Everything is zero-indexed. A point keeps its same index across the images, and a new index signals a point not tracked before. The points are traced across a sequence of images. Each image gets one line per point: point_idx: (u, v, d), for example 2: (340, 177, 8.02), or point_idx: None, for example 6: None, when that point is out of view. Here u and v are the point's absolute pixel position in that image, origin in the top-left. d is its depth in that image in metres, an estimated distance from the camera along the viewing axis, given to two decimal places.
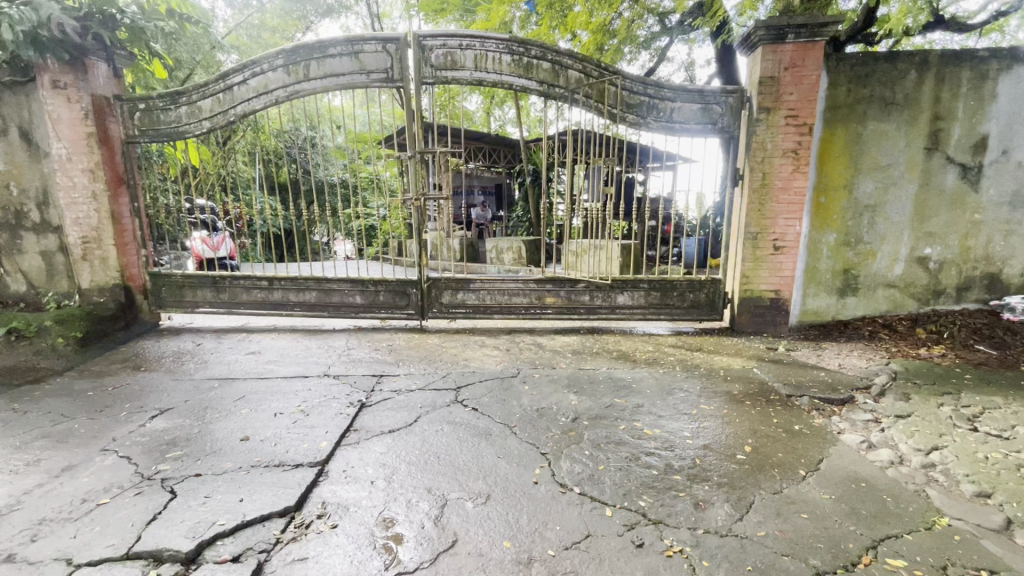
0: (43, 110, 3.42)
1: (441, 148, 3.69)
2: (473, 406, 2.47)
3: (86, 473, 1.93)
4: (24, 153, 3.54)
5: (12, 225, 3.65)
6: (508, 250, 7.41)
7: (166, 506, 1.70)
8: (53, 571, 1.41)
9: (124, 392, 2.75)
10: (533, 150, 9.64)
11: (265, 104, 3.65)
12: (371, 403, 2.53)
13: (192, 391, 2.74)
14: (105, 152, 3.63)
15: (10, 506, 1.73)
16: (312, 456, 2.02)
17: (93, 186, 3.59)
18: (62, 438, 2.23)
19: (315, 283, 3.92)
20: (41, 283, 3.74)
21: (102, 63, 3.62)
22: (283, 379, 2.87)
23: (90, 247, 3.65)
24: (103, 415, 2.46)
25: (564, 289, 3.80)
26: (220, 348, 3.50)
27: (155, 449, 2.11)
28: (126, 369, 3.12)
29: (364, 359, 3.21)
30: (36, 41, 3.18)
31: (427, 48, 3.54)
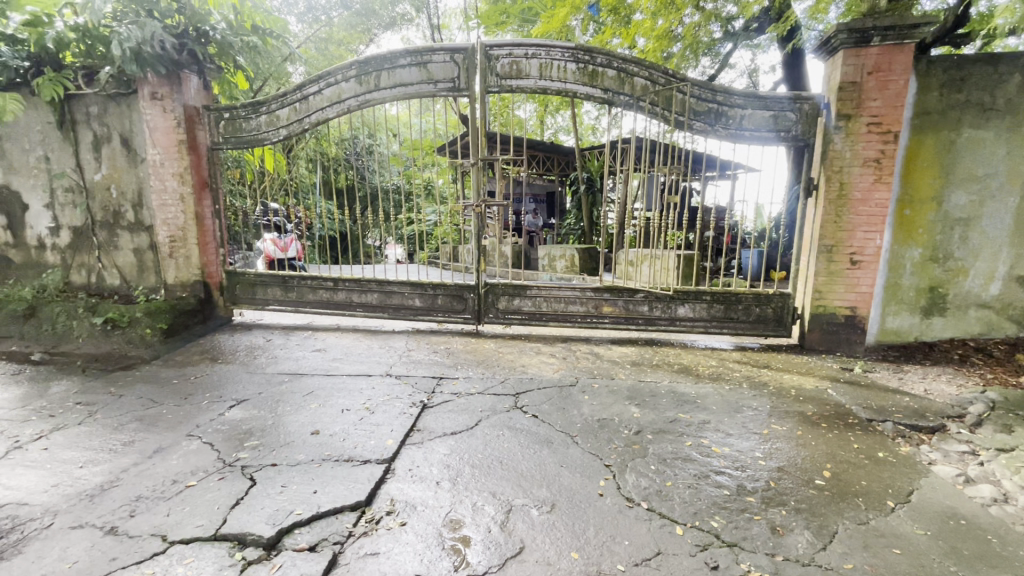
0: (143, 119, 3.74)
1: (504, 156, 3.73)
2: (533, 413, 2.46)
3: (174, 456, 2.07)
4: (123, 159, 3.88)
5: (111, 224, 3.99)
6: (561, 258, 7.39)
7: (247, 493, 1.79)
8: (151, 546, 1.52)
9: (204, 381, 2.94)
10: (587, 158, 9.59)
11: (338, 112, 3.82)
12: (432, 404, 2.57)
13: (265, 384, 2.88)
14: (193, 157, 3.91)
15: (111, 482, 1.88)
16: (379, 453, 2.07)
17: (181, 189, 3.86)
18: (153, 421, 2.40)
19: (377, 285, 4.04)
20: (133, 277, 4.07)
21: (194, 76, 3.91)
22: (348, 377, 2.97)
23: (177, 245, 3.93)
24: (187, 402, 2.63)
25: (623, 299, 3.74)
26: (288, 344, 3.68)
27: (234, 437, 2.23)
28: (205, 360, 3.33)
29: (424, 361, 3.28)
30: (140, 57, 3.47)
31: (493, 57, 3.61)
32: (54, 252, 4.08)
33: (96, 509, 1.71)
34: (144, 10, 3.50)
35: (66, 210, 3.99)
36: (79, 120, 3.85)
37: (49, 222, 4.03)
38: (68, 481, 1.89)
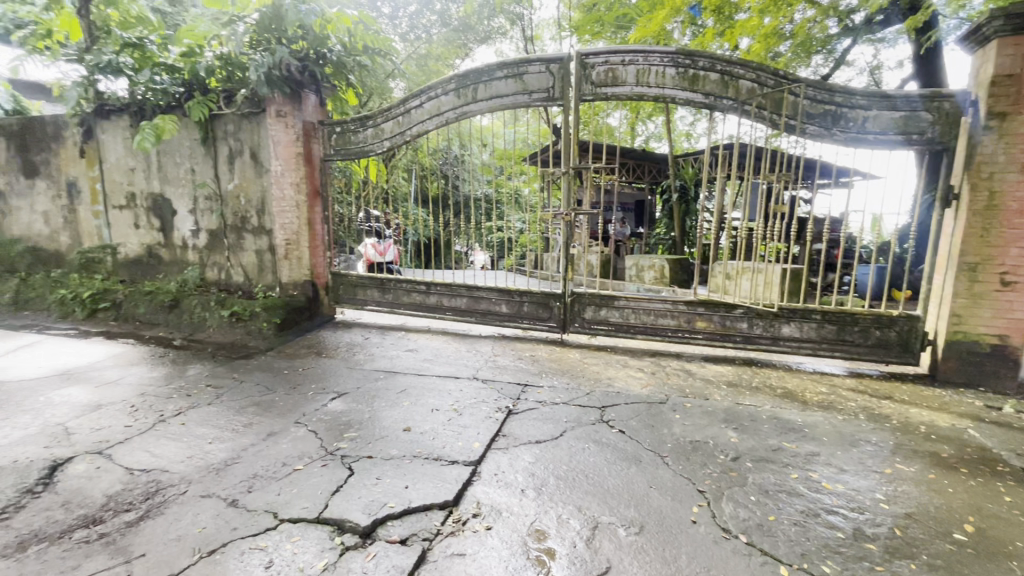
0: (269, 134, 4.17)
1: (596, 165, 3.68)
2: (620, 428, 2.39)
3: (285, 440, 2.27)
4: (252, 170, 4.35)
5: (239, 228, 4.49)
6: (650, 268, 7.15)
7: (346, 481, 1.91)
8: (264, 521, 1.67)
9: (310, 373, 3.20)
10: (680, 165, 9.22)
11: (437, 125, 4.01)
12: (517, 411, 2.59)
13: (363, 380, 3.08)
14: (308, 168, 4.28)
15: (233, 459, 2.09)
16: (465, 455, 2.12)
17: (297, 197, 4.25)
18: (267, 407, 2.65)
19: (466, 290, 4.16)
20: (254, 275, 4.54)
21: (312, 95, 4.26)
22: (437, 378, 3.08)
23: (292, 248, 4.33)
24: (296, 391, 2.88)
25: (719, 314, 3.53)
26: (384, 343, 3.90)
27: (335, 427, 2.40)
28: (311, 354, 3.62)
29: (509, 367, 3.31)
30: (270, 79, 3.88)
31: (589, 65, 3.58)
32: (194, 252, 4.68)
33: (221, 482, 1.92)
34: (273, 37, 3.91)
35: (205, 216, 4.57)
36: (218, 136, 4.38)
37: (192, 225, 4.63)
38: (199, 454, 2.14)
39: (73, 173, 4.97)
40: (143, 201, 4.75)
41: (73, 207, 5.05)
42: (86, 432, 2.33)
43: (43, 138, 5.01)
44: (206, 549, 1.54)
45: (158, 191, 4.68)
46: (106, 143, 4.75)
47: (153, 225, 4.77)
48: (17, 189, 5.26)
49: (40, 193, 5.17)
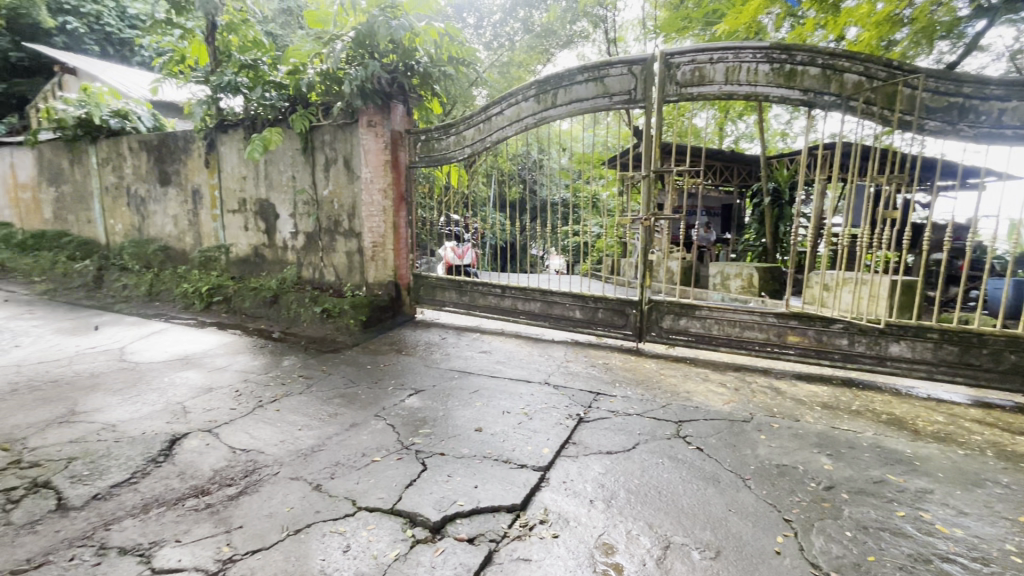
0: (360, 144, 4.45)
1: (679, 167, 3.53)
2: (697, 445, 2.27)
3: (365, 432, 2.40)
4: (344, 176, 4.67)
5: (332, 230, 4.83)
6: (737, 277, 6.74)
7: (419, 476, 1.98)
8: (344, 507, 1.78)
9: (391, 369, 3.37)
10: (774, 167, 8.61)
11: (516, 130, 4.06)
12: (588, 419, 2.54)
13: (438, 378, 3.19)
14: (394, 174, 4.51)
15: (319, 445, 2.25)
16: (534, 460, 2.12)
17: (384, 202, 4.50)
18: (351, 399, 2.83)
19: (540, 294, 4.17)
20: (343, 275, 4.86)
21: (400, 105, 4.50)
22: (509, 381, 3.12)
23: (378, 250, 4.59)
24: (377, 386, 3.05)
25: (814, 329, 3.24)
26: (459, 344, 4.01)
27: (411, 423, 2.50)
28: (392, 351, 3.81)
29: (581, 374, 3.27)
30: (363, 92, 4.13)
31: (674, 65, 3.46)
32: (293, 252, 5.10)
33: (308, 467, 2.07)
34: (367, 52, 4.18)
35: (303, 219, 4.97)
36: (316, 146, 4.75)
37: (291, 228, 5.06)
38: (290, 439, 2.33)
39: (197, 181, 5.63)
40: (252, 206, 5.27)
41: (197, 211, 5.72)
42: (198, 411, 2.62)
43: (175, 151, 5.72)
44: (293, 527, 1.67)
45: (265, 197, 5.16)
46: (224, 154, 5.33)
47: (260, 227, 5.27)
48: (153, 196, 6.05)
49: (171, 199, 5.91)
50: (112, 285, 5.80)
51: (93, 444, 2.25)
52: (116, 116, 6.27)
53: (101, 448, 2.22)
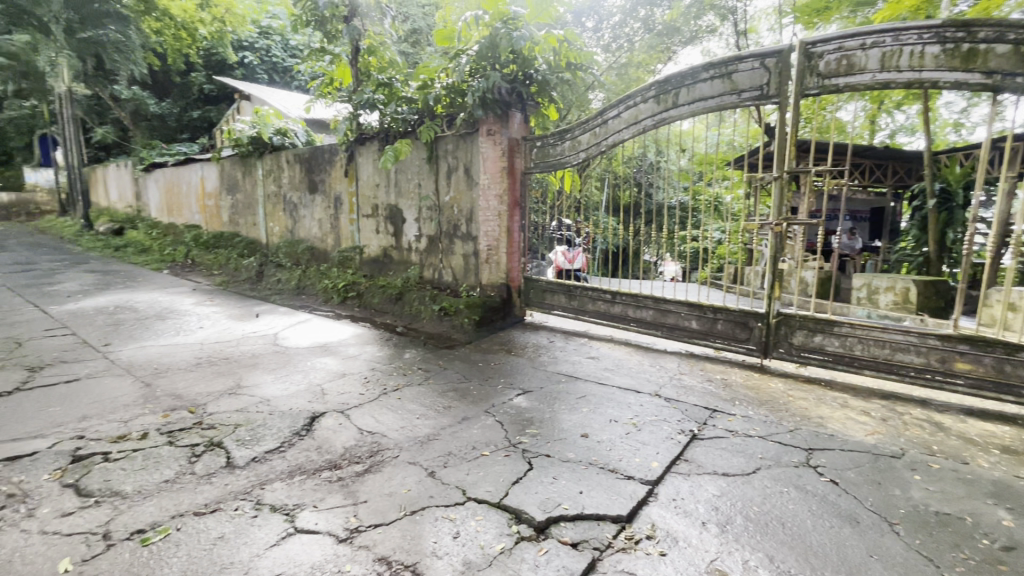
0: (480, 152, 4.67)
1: (819, 167, 3.17)
2: (831, 477, 2.02)
3: (475, 426, 2.51)
4: (464, 183, 4.93)
5: (451, 234, 5.12)
6: (887, 291, 5.87)
7: (525, 474, 2.03)
8: (455, 495, 1.88)
9: (500, 368, 3.48)
10: (942, 163, 7.35)
11: (633, 133, 3.97)
12: (703, 436, 2.40)
13: (546, 381, 3.22)
14: (510, 181, 4.66)
15: (434, 435, 2.40)
16: (643, 473, 2.05)
17: (500, 207, 4.66)
18: (463, 394, 2.98)
19: (653, 302, 4.02)
20: (460, 276, 5.13)
21: (518, 113, 4.63)
22: (618, 389, 3.05)
23: (492, 253, 4.78)
24: (487, 383, 3.17)
25: (991, 356, 2.71)
26: (567, 348, 4.01)
27: (519, 422, 2.57)
28: (502, 351, 3.94)
29: (696, 388, 3.09)
30: (483, 102, 4.32)
31: (815, 55, 3.13)
32: (416, 254, 5.51)
33: (424, 453, 2.22)
34: (490, 64, 4.37)
35: (426, 223, 5.34)
36: (440, 155, 5.08)
37: (416, 231, 5.47)
38: (409, 426, 2.52)
39: (339, 189, 6.33)
40: (383, 211, 5.79)
41: (337, 216, 6.44)
42: (334, 394, 2.95)
43: (322, 162, 6.50)
44: (410, 508, 1.80)
45: (394, 202, 5.65)
46: (361, 164, 5.92)
47: (389, 231, 5.77)
48: (304, 202, 6.93)
49: (318, 205, 6.71)
50: (270, 279, 6.76)
51: (253, 414, 2.64)
52: (278, 134, 7.30)
53: (259, 418, 2.60)
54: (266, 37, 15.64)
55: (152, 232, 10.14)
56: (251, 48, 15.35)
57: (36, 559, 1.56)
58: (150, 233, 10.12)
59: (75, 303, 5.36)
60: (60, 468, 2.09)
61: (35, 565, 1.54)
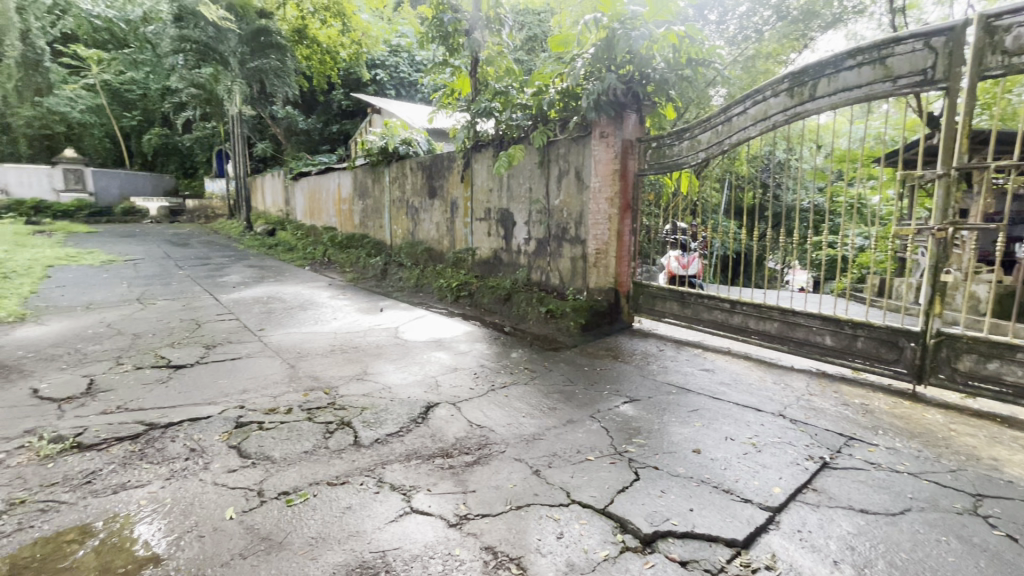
0: (592, 155, 4.61)
1: (1001, 162, 2.66)
2: (1008, 532, 1.69)
3: (581, 430, 2.51)
4: (574, 186, 4.92)
5: (560, 237, 5.14)
6: None
7: (631, 484, 1.98)
8: (559, 496, 1.89)
9: (607, 374, 3.42)
10: None
11: (761, 130, 3.67)
12: (836, 466, 2.14)
13: (655, 390, 3.11)
14: (622, 184, 4.54)
15: (539, 435, 2.44)
16: (763, 497, 1.89)
17: (610, 210, 4.55)
18: (569, 396, 2.98)
19: (779, 313, 3.67)
20: (567, 279, 5.13)
21: (633, 114, 4.50)
22: (735, 405, 2.84)
23: (601, 257, 4.68)
24: (593, 388, 3.14)
25: None
26: (678, 358, 3.83)
27: (625, 430, 2.51)
28: (608, 356, 3.87)
29: (829, 412, 2.76)
30: (597, 104, 4.27)
31: (998, 29, 2.65)
32: (525, 256, 5.62)
33: (529, 451, 2.27)
34: (605, 66, 4.28)
35: (536, 227, 5.43)
36: (551, 159, 5.13)
37: (525, 234, 5.59)
38: (516, 423, 2.59)
39: (455, 194, 6.69)
40: (495, 215, 6.01)
41: (453, 219, 6.81)
42: (446, 386, 3.13)
43: (441, 169, 6.92)
44: (515, 503, 1.85)
45: (506, 206, 5.83)
46: (476, 170, 6.20)
47: (500, 233, 5.97)
48: (424, 207, 7.43)
49: (436, 209, 7.17)
50: (392, 277, 7.36)
51: (377, 399, 2.90)
52: (404, 143, 7.89)
53: (381, 403, 2.84)
54: (396, 54, 17.01)
55: (298, 233, 11.58)
56: (382, 66, 16.82)
57: (210, 505, 1.87)
58: (296, 234, 11.56)
59: (239, 293, 6.31)
60: (228, 431, 2.48)
61: (209, 510, 1.84)
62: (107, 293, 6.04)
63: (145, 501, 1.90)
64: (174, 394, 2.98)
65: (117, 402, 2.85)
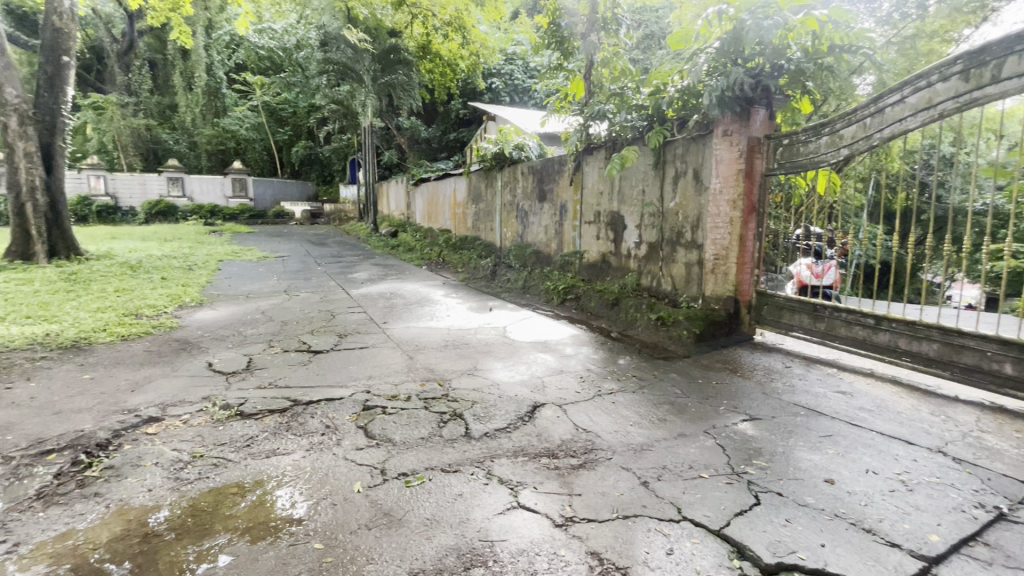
0: (714, 154, 4.33)
1: None
2: None
3: (693, 445, 2.37)
4: (692, 188, 4.67)
5: (674, 241, 4.91)
6: None
7: (751, 509, 1.83)
8: (669, 511, 1.82)
9: (723, 389, 3.20)
10: None
11: (923, 121, 3.17)
12: (1016, 520, 1.79)
13: (780, 410, 2.84)
14: (747, 184, 4.18)
15: (648, 445, 2.36)
16: (915, 544, 1.64)
17: (732, 214, 4.22)
18: (680, 409, 2.84)
19: (940, 334, 3.15)
20: (680, 286, 4.88)
21: (762, 109, 4.14)
22: (879, 435, 2.49)
23: (719, 263, 4.36)
24: (708, 402, 2.95)
25: None
26: (808, 377, 3.46)
27: (744, 450, 2.32)
28: (725, 370, 3.61)
29: (1008, 455, 2.31)
30: (721, 101, 3.99)
31: None
32: (635, 260, 5.47)
33: (637, 461, 2.20)
34: (731, 60, 4.00)
35: (648, 230, 5.25)
36: (668, 160, 4.92)
37: (636, 238, 5.44)
38: (623, 431, 2.53)
39: (565, 198, 6.71)
40: (605, 218, 5.92)
41: (562, 222, 6.83)
42: (553, 387, 3.16)
43: (552, 173, 6.98)
44: (622, 512, 1.82)
45: (617, 209, 5.71)
46: (588, 173, 6.16)
47: (609, 237, 5.87)
48: (533, 210, 7.55)
49: (545, 213, 7.24)
50: (501, 279, 7.59)
51: (486, 394, 3.02)
52: (516, 148, 8.05)
53: (490, 399, 2.95)
54: (510, 62, 17.50)
55: (416, 235, 12.42)
56: (497, 74, 17.42)
57: (341, 477, 2.09)
58: (415, 235, 12.44)
59: (366, 289, 6.95)
60: (356, 412, 2.75)
61: (341, 481, 2.06)
62: (262, 285, 7.02)
63: (291, 467, 2.19)
64: (313, 376, 3.37)
65: (270, 379, 3.30)
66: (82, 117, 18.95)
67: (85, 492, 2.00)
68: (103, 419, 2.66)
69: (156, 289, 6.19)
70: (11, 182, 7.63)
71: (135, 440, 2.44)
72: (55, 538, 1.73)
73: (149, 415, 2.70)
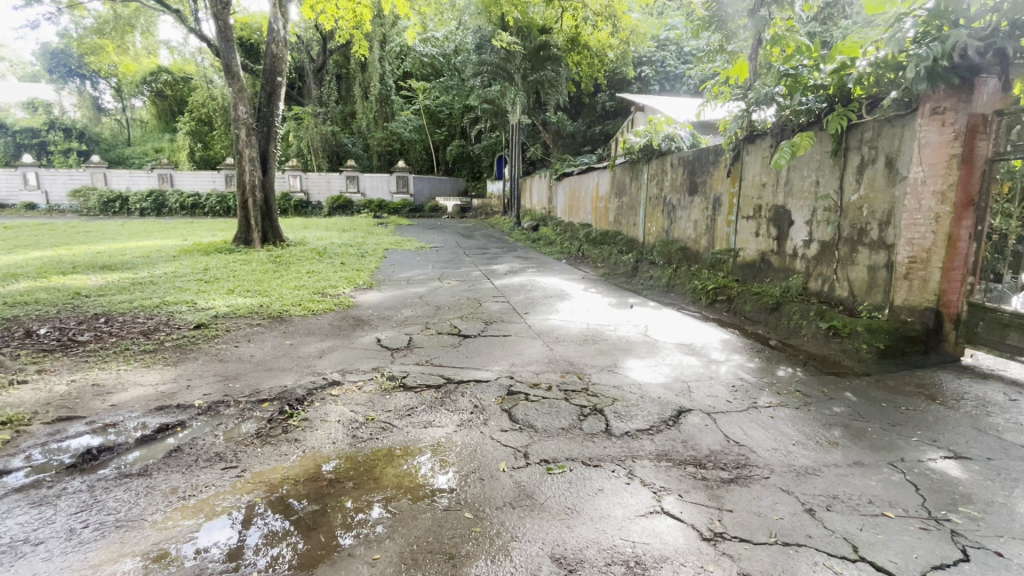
0: (917, 138, 3.63)
1: None
2: None
3: (873, 477, 2.04)
4: (883, 178, 3.97)
5: (855, 240, 4.24)
6: None
7: (956, 564, 1.52)
8: (842, 548, 1.60)
9: (915, 416, 2.69)
10: None
11: None
12: None
13: (1000, 452, 2.29)
14: (964, 173, 3.40)
15: (814, 469, 2.09)
16: None
17: (938, 208, 3.49)
18: (856, 434, 2.46)
19: None
20: (860, 292, 4.19)
21: (993, 78, 3.31)
22: None
23: (916, 267, 3.65)
24: (895, 430, 2.51)
25: None
26: None
27: (945, 493, 1.93)
28: (920, 395, 3.02)
29: None
30: (932, 73, 3.32)
31: None
32: (803, 261, 4.86)
33: (801, 486, 1.97)
34: (948, 23, 3.30)
35: (821, 227, 4.62)
36: (851, 146, 4.26)
37: (806, 236, 4.82)
38: (785, 450, 2.28)
39: (720, 190, 6.21)
40: (768, 213, 5.35)
41: (715, 216, 6.35)
42: (700, 393, 2.97)
43: (706, 164, 6.51)
44: (782, 538, 1.64)
45: (783, 203, 5.13)
46: (748, 163, 5.63)
47: (771, 233, 5.30)
48: (682, 204, 7.15)
49: (695, 207, 6.81)
50: (643, 275, 7.34)
51: (627, 393, 2.96)
52: (666, 139, 7.63)
53: (632, 398, 2.89)
54: (663, 49, 16.74)
55: (557, 228, 12.61)
56: (649, 62, 16.74)
57: (488, 455, 2.23)
58: (556, 229, 12.65)
59: (508, 280, 7.26)
60: (502, 395, 2.90)
61: (488, 458, 2.20)
62: (419, 272, 7.77)
63: (445, 439, 2.40)
64: (462, 358, 3.64)
65: (426, 357, 3.65)
66: (287, 127, 22.83)
67: (289, 436, 2.43)
68: (300, 378, 3.20)
69: (336, 271, 7.23)
70: (240, 181, 9.51)
71: (323, 399, 2.88)
72: (268, 470, 2.13)
73: (333, 378, 3.18)
